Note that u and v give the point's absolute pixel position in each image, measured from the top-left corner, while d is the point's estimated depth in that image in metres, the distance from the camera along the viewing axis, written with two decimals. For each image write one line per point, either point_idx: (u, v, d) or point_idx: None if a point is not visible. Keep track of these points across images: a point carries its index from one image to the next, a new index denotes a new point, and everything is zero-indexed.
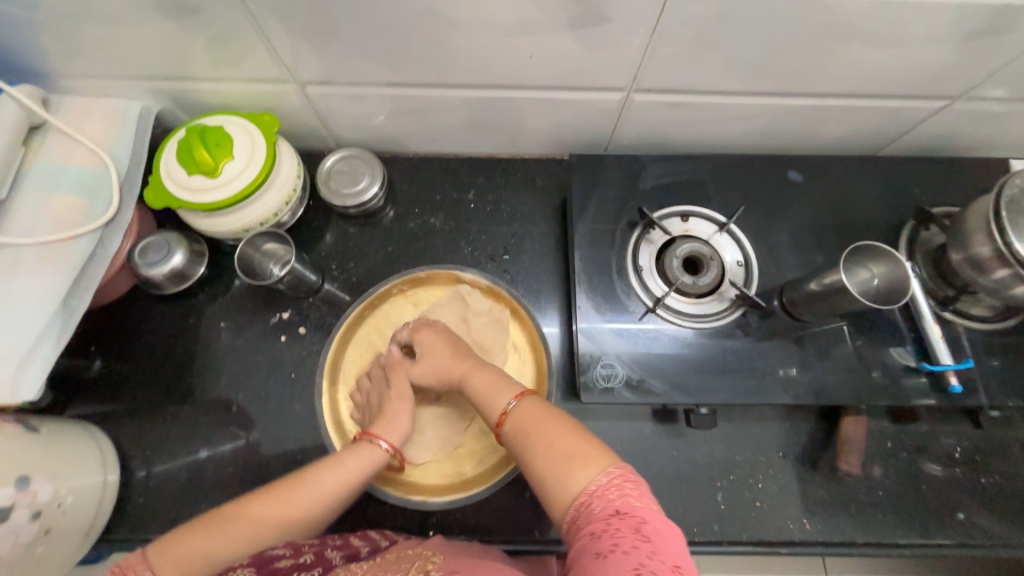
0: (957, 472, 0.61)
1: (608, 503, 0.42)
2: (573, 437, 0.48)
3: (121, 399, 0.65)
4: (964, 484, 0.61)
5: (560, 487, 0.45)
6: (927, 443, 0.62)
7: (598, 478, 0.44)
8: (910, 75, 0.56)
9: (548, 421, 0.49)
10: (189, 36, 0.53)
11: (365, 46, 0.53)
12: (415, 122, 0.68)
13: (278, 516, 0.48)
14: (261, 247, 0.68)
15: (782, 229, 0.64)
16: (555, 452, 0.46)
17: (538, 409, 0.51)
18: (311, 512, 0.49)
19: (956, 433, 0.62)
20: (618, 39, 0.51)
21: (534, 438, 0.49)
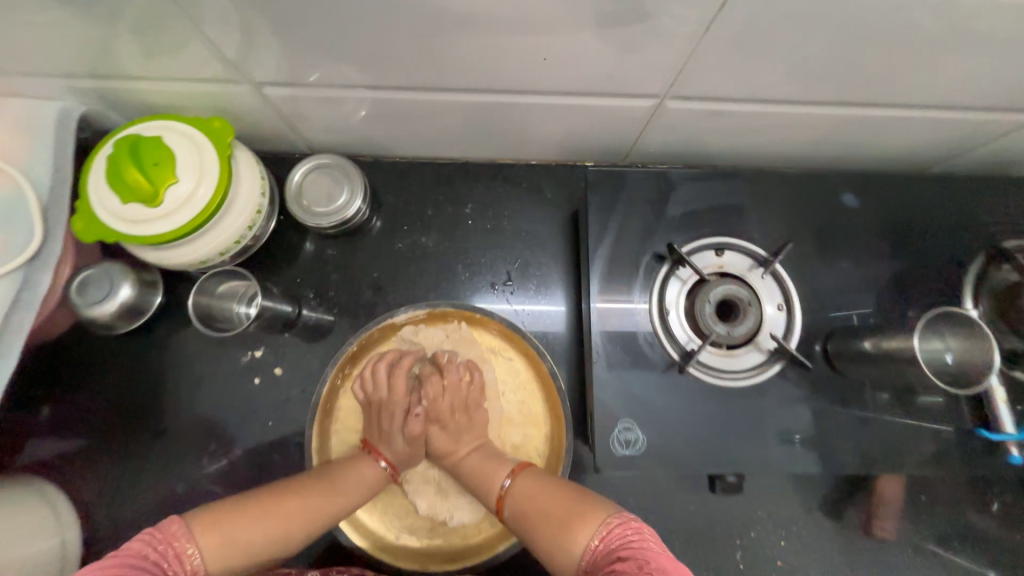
0: (994, 531, 0.57)
1: (608, 553, 0.43)
2: (565, 495, 0.49)
3: (77, 449, 0.58)
4: (1000, 543, 0.56)
5: (564, 545, 0.45)
6: (965, 500, 0.57)
7: (598, 530, 0.45)
8: (1012, 87, 0.45)
9: (543, 489, 0.50)
10: (100, 28, 0.40)
11: (332, 43, 0.41)
12: (401, 126, 0.56)
13: (296, 517, 0.48)
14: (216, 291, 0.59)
15: (831, 265, 0.55)
16: (548, 513, 0.48)
17: (532, 480, 0.51)
18: (319, 519, 0.50)
19: (998, 489, 0.57)
20: (658, 41, 0.40)
21: (530, 505, 0.49)
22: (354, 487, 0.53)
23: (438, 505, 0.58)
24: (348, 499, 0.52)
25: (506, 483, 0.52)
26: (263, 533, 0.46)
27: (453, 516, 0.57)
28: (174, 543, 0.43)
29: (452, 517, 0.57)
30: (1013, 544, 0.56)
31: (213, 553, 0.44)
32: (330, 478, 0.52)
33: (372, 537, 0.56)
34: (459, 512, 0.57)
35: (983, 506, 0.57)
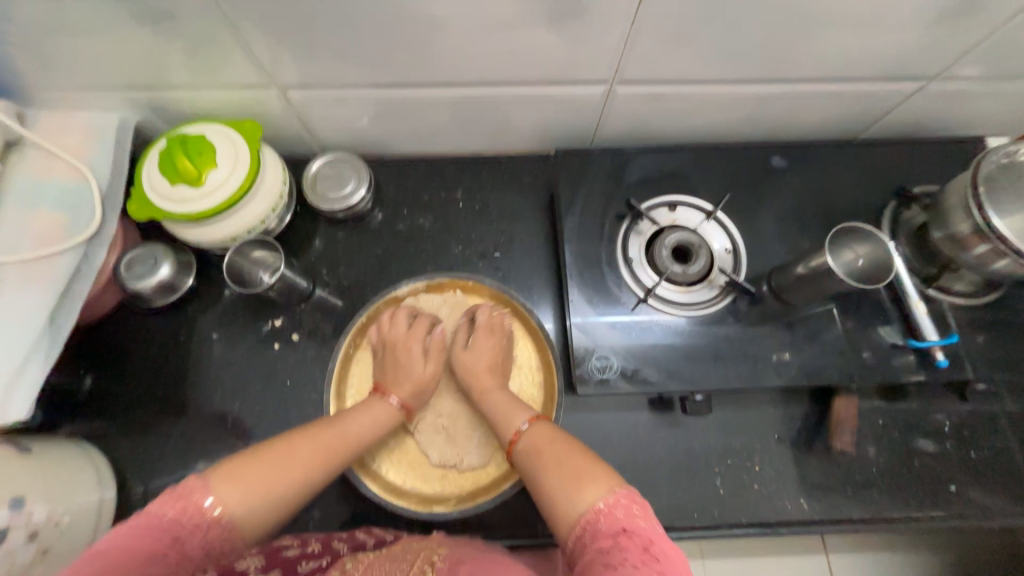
0: (946, 445, 0.62)
1: (613, 522, 0.43)
2: (582, 457, 0.50)
3: (113, 415, 0.64)
4: (953, 456, 0.62)
5: (570, 504, 0.46)
6: (916, 419, 0.64)
7: (608, 495, 0.45)
8: (886, 58, 0.57)
9: (558, 444, 0.52)
10: (165, 44, 0.52)
11: (344, 47, 0.53)
12: (399, 123, 0.67)
13: (311, 456, 0.50)
14: (248, 253, 0.66)
15: (768, 216, 0.64)
16: (562, 468, 0.49)
17: (548, 431, 0.54)
18: (331, 457, 0.52)
19: (943, 408, 0.64)
20: (597, 33, 0.52)
21: (544, 462, 0.51)
22: (359, 424, 0.56)
23: (447, 453, 0.61)
24: (356, 438, 0.55)
25: (523, 426, 0.56)
26: (281, 475, 0.47)
27: (463, 461, 0.60)
28: (189, 497, 0.43)
29: (462, 461, 0.60)
30: (964, 455, 0.62)
31: (234, 499, 0.44)
32: (335, 420, 0.55)
33: (386, 484, 0.60)
34: (468, 456, 0.60)
35: (933, 424, 0.63)
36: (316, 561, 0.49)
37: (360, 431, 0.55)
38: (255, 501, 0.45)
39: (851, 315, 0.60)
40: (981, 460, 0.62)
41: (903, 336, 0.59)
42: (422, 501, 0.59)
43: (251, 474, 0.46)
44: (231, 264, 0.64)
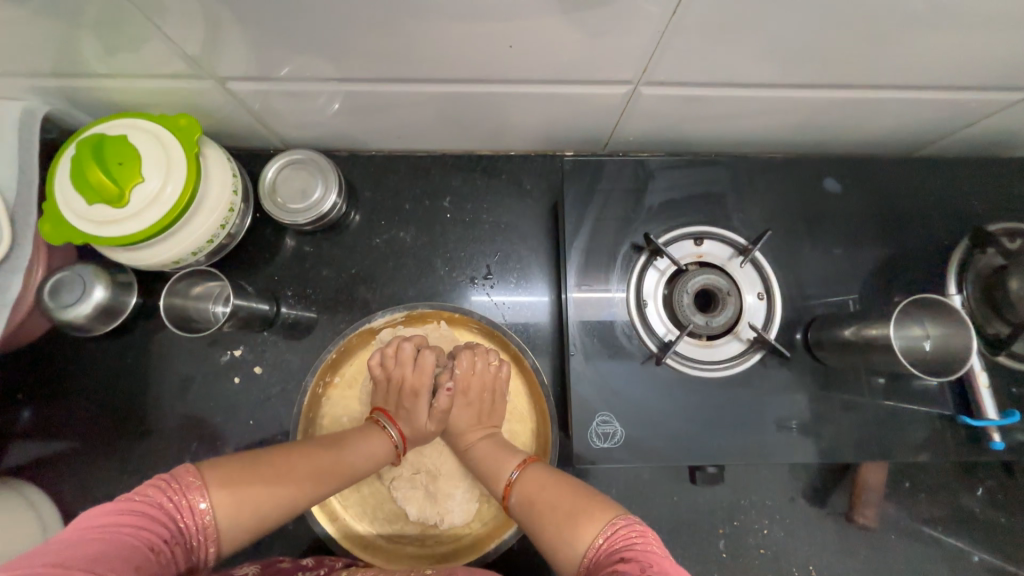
0: (976, 515, 0.57)
1: (611, 556, 0.38)
2: (571, 491, 0.45)
3: (58, 450, 0.58)
4: (981, 527, 0.57)
5: (570, 542, 0.41)
6: (946, 484, 0.58)
7: (603, 530, 0.40)
8: (995, 66, 0.44)
9: (551, 479, 0.47)
10: (49, 25, 0.39)
11: (287, 35, 0.40)
12: (372, 118, 0.55)
13: (314, 477, 0.45)
14: (190, 292, 0.59)
15: (812, 252, 0.54)
16: (552, 505, 0.45)
17: (538, 475, 0.48)
18: (334, 481, 0.47)
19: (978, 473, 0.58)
20: (624, 26, 0.39)
21: (539, 498, 0.46)
22: (365, 455, 0.50)
23: (427, 511, 0.54)
24: (356, 471, 0.49)
25: (511, 475, 0.49)
26: (282, 487, 0.43)
27: (444, 519, 0.54)
28: (182, 494, 0.39)
29: (444, 520, 0.54)
30: (994, 528, 0.56)
31: (227, 510, 0.40)
32: (336, 442, 0.49)
33: (358, 541, 0.54)
34: (450, 514, 0.54)
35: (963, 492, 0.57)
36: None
37: (363, 463, 0.50)
38: (245, 514, 0.41)
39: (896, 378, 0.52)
40: (1013, 533, 0.56)
41: (956, 410, 0.50)
42: (399, 562, 0.53)
43: (256, 485, 0.42)
44: (169, 306, 0.57)
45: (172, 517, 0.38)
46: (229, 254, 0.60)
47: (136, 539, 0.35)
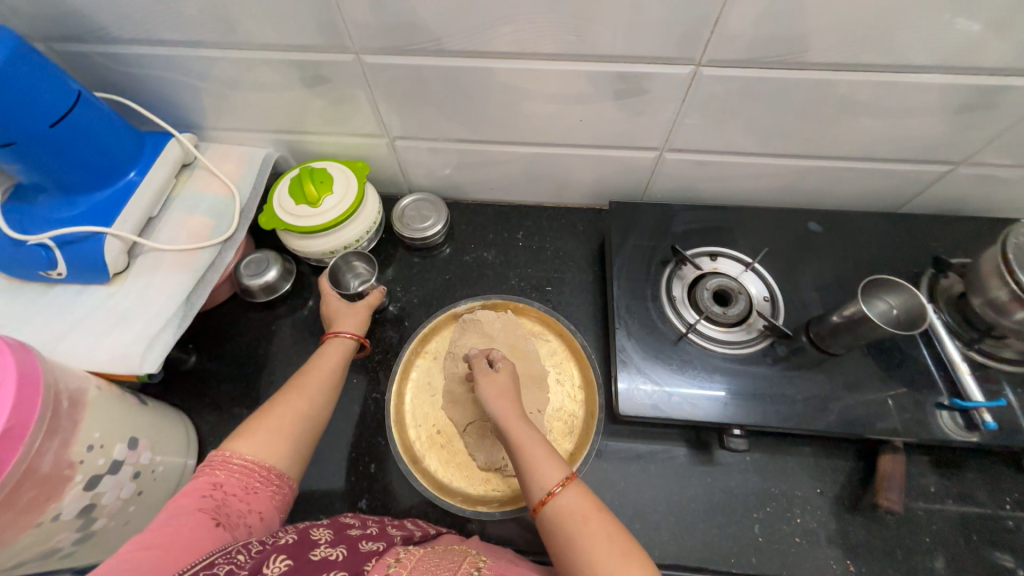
0: (999, 522, 0.61)
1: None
2: (617, 536, 0.43)
3: (203, 391, 0.73)
4: (1007, 534, 0.60)
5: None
6: (964, 490, 0.63)
7: None
8: (911, 142, 0.65)
9: (590, 517, 0.44)
10: (315, 99, 0.68)
11: (448, 109, 0.67)
12: (478, 172, 0.81)
13: (297, 401, 0.56)
14: (351, 261, 0.79)
15: (805, 272, 0.70)
16: (588, 557, 0.42)
17: (576, 504, 0.45)
18: (313, 391, 0.58)
19: (992, 481, 0.63)
20: (653, 108, 0.63)
21: (579, 535, 0.43)
22: (329, 363, 0.62)
23: (494, 457, 0.64)
24: (323, 372, 0.60)
25: (555, 489, 0.46)
26: (277, 421, 0.53)
27: (508, 464, 0.63)
28: (212, 465, 0.49)
29: (507, 465, 0.63)
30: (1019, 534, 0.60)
31: (250, 447, 0.51)
32: (304, 369, 0.60)
33: (434, 479, 0.64)
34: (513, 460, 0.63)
35: (982, 498, 0.62)
36: (374, 544, 0.45)
37: (328, 368, 0.61)
38: (259, 445, 0.51)
39: (890, 371, 0.62)
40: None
41: (948, 394, 0.61)
42: (467, 500, 0.62)
43: (255, 428, 0.52)
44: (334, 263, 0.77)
45: (213, 474, 0.48)
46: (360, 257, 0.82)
47: (187, 504, 0.44)
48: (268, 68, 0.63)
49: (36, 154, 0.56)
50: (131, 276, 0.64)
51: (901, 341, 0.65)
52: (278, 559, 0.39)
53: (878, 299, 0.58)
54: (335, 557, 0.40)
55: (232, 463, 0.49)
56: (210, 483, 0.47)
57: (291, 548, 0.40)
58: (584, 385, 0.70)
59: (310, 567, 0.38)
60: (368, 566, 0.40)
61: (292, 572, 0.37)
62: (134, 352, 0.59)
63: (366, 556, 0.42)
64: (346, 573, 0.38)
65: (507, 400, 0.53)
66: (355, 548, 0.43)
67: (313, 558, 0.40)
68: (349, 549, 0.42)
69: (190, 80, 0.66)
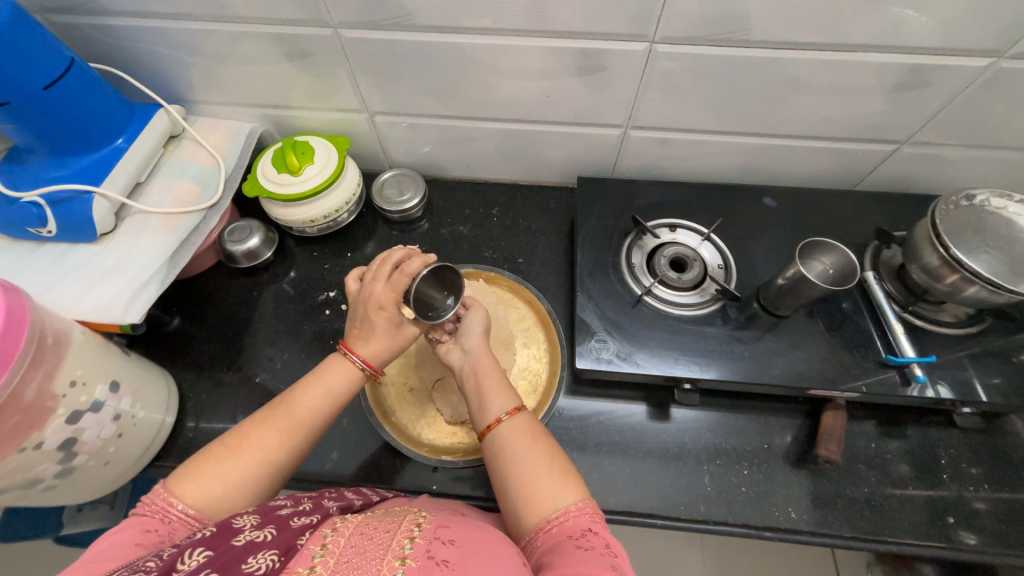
0: (930, 474, 0.65)
1: (581, 521, 0.45)
2: (554, 458, 0.51)
3: (186, 351, 0.76)
4: (938, 485, 0.65)
5: (546, 500, 0.48)
6: (900, 445, 0.67)
7: (567, 500, 0.47)
8: (856, 121, 0.69)
9: (528, 442, 0.52)
10: (297, 73, 0.72)
11: (423, 85, 0.71)
12: (454, 149, 0.85)
13: (265, 445, 0.52)
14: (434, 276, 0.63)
15: (757, 245, 0.74)
16: (525, 472, 0.50)
17: (518, 431, 0.53)
18: (289, 437, 0.53)
19: (927, 437, 0.67)
20: (615, 84, 0.67)
21: (517, 456, 0.51)
22: (315, 399, 0.55)
23: (460, 410, 0.68)
24: (308, 412, 0.54)
25: (501, 417, 0.55)
26: (236, 475, 0.50)
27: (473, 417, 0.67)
28: (162, 504, 0.47)
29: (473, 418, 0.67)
30: (948, 487, 0.64)
31: (199, 499, 0.48)
32: (287, 398, 0.55)
33: (403, 431, 0.68)
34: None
35: (915, 453, 0.67)
36: (306, 518, 0.46)
37: (310, 408, 0.54)
38: (212, 495, 0.49)
39: (832, 333, 0.67)
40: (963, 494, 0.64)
41: (884, 351, 0.65)
42: (433, 450, 0.66)
43: (212, 472, 0.49)
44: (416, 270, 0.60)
45: (162, 514, 0.47)
46: (340, 228, 0.86)
47: (127, 537, 0.45)
48: (251, 41, 0.67)
49: (29, 114, 0.59)
50: (117, 236, 0.68)
51: (845, 307, 0.69)
52: (199, 552, 0.40)
53: (818, 259, 0.64)
54: (261, 539, 0.41)
55: (176, 511, 0.47)
56: (153, 520, 0.46)
57: (212, 538, 0.41)
58: (549, 348, 0.74)
59: (231, 555, 0.39)
60: (300, 542, 0.41)
61: (212, 563, 0.38)
62: (117, 304, 0.62)
63: (298, 532, 0.43)
64: (274, 551, 0.40)
65: (479, 334, 0.64)
66: (285, 525, 0.43)
67: (236, 545, 0.40)
68: (278, 528, 0.43)
69: (177, 53, 0.70)
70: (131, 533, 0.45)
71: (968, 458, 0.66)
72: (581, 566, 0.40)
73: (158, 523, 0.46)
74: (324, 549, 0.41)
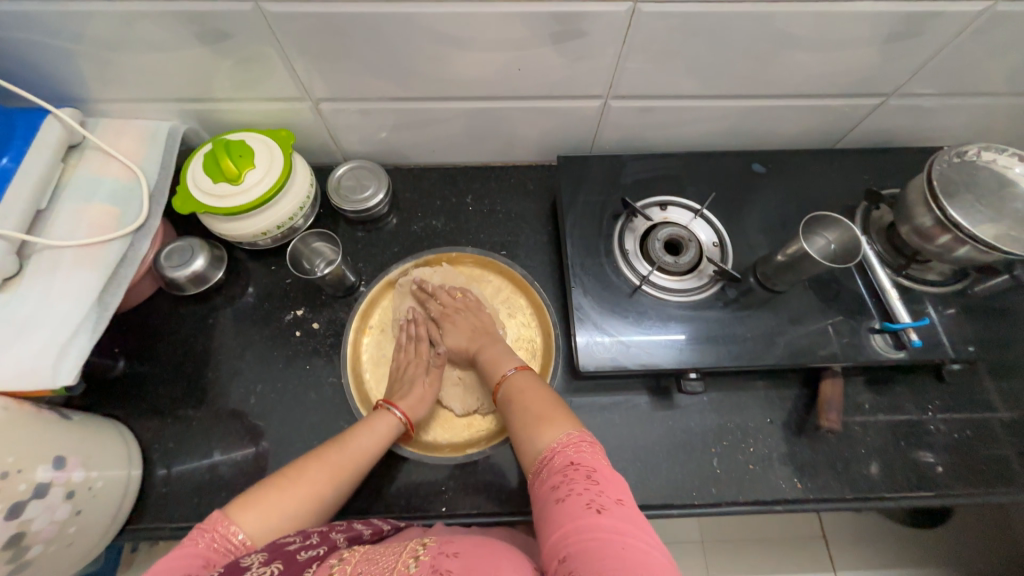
0: (920, 427, 0.68)
1: (564, 455, 0.49)
2: (541, 403, 0.56)
3: (140, 395, 0.67)
4: (927, 436, 0.67)
5: (531, 443, 0.53)
6: (891, 402, 0.69)
7: (561, 436, 0.51)
8: (847, 76, 0.65)
9: (531, 387, 0.59)
10: (216, 60, 0.60)
11: (374, 64, 0.61)
12: (417, 133, 0.75)
13: (319, 483, 0.53)
14: (311, 245, 0.75)
15: (746, 217, 0.73)
16: (527, 411, 0.56)
17: (525, 380, 0.60)
18: (336, 480, 0.54)
19: (914, 392, 0.70)
20: (594, 50, 0.60)
21: (518, 398, 0.58)
22: (369, 445, 0.58)
23: (467, 401, 0.68)
24: (364, 453, 0.57)
25: (507, 372, 0.62)
26: (291, 501, 0.51)
27: (483, 404, 0.68)
28: (213, 531, 0.47)
29: (481, 405, 0.68)
30: (936, 436, 0.67)
31: (255, 532, 0.48)
32: (339, 442, 0.57)
33: (417, 439, 0.66)
34: (486, 400, 0.68)
35: (905, 408, 0.69)
36: (314, 551, 0.46)
37: (363, 450, 0.57)
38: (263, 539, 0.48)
39: (824, 304, 0.67)
40: (950, 442, 0.67)
41: (880, 319, 0.67)
42: (455, 448, 0.66)
43: (274, 504, 0.50)
44: (293, 249, 0.73)
45: (211, 547, 0.45)
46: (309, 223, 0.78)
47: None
48: (150, 23, 0.54)
49: None
50: (26, 279, 0.57)
51: (836, 274, 0.69)
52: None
53: (818, 236, 0.65)
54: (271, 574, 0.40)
55: (234, 541, 0.47)
56: (202, 557, 0.44)
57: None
58: (533, 311, 0.74)
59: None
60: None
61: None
62: (44, 363, 0.52)
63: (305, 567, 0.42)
64: None
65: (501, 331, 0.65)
66: (291, 561, 0.43)
67: None
68: (285, 563, 0.42)
69: (54, 41, 0.56)
70: (177, 566, 0.43)
71: (952, 407, 0.69)
72: (569, 521, 0.43)
73: (209, 554, 0.45)
74: None
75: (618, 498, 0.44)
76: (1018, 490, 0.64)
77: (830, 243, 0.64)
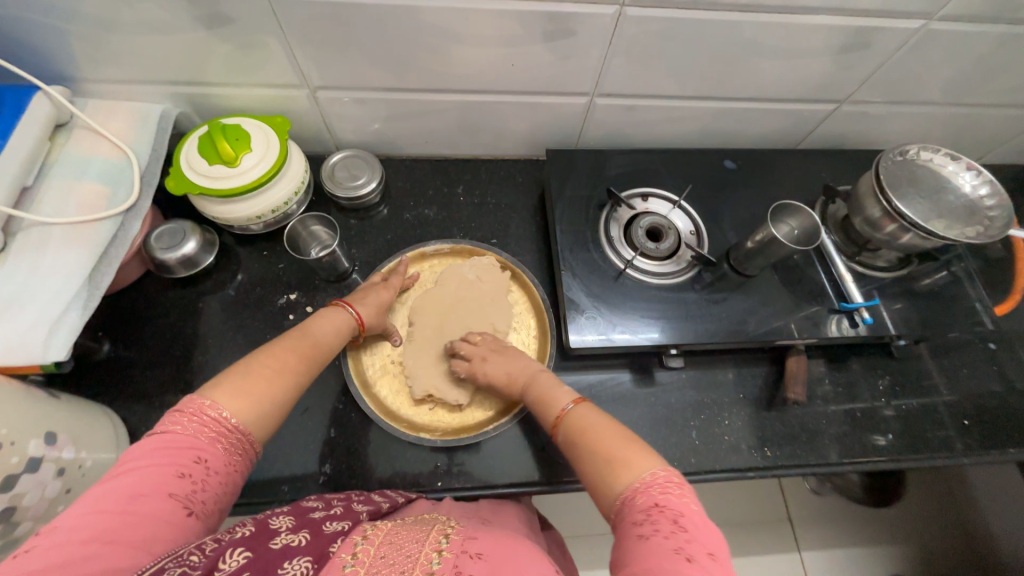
0: (871, 401, 0.75)
1: (648, 495, 0.44)
2: (619, 438, 0.51)
3: (126, 378, 0.66)
4: (879, 409, 0.74)
5: (609, 483, 0.48)
6: (847, 378, 0.76)
7: (643, 475, 0.46)
8: (806, 83, 0.72)
9: (603, 423, 0.53)
10: (215, 44, 0.60)
11: (374, 54, 0.63)
12: (411, 125, 0.78)
13: (292, 363, 0.53)
14: (310, 227, 0.76)
15: (718, 209, 0.79)
16: (600, 452, 0.50)
17: (590, 415, 0.55)
18: (306, 359, 0.55)
19: (868, 369, 0.77)
20: (582, 49, 0.64)
21: (587, 447, 0.52)
22: (326, 329, 0.60)
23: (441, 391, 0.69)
24: (324, 341, 0.58)
25: (569, 407, 0.57)
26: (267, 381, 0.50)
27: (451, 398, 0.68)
28: (197, 417, 0.45)
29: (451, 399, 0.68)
30: (886, 409, 0.75)
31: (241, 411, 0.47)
32: (300, 332, 0.58)
33: (383, 404, 0.68)
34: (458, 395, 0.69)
35: (860, 383, 0.76)
36: (339, 524, 0.45)
37: (325, 339, 0.59)
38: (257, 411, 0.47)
39: (789, 288, 0.74)
40: (898, 415, 0.74)
41: (836, 300, 0.74)
42: (411, 427, 0.67)
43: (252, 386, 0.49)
44: (291, 230, 0.74)
45: (197, 438, 0.44)
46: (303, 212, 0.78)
47: (160, 480, 0.41)
48: (151, 5, 0.55)
49: None
50: (12, 255, 0.56)
51: (799, 261, 0.76)
52: (236, 550, 0.37)
53: (787, 220, 0.71)
54: (297, 544, 0.40)
55: (221, 430, 0.45)
56: (191, 455, 0.43)
57: (251, 539, 0.39)
58: (538, 334, 0.74)
59: (270, 556, 0.38)
60: (332, 549, 0.40)
61: (253, 563, 0.36)
62: (33, 339, 0.52)
63: (330, 540, 0.42)
64: (308, 558, 0.39)
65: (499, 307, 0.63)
66: (318, 531, 0.43)
67: (272, 548, 0.39)
68: (312, 534, 0.42)
69: (47, 18, 0.56)
70: (166, 468, 0.42)
71: (900, 383, 0.77)
72: (648, 559, 0.39)
73: (197, 452, 0.43)
74: (355, 558, 0.40)
75: (710, 552, 0.40)
76: (955, 455, 0.72)
77: (795, 230, 0.70)
